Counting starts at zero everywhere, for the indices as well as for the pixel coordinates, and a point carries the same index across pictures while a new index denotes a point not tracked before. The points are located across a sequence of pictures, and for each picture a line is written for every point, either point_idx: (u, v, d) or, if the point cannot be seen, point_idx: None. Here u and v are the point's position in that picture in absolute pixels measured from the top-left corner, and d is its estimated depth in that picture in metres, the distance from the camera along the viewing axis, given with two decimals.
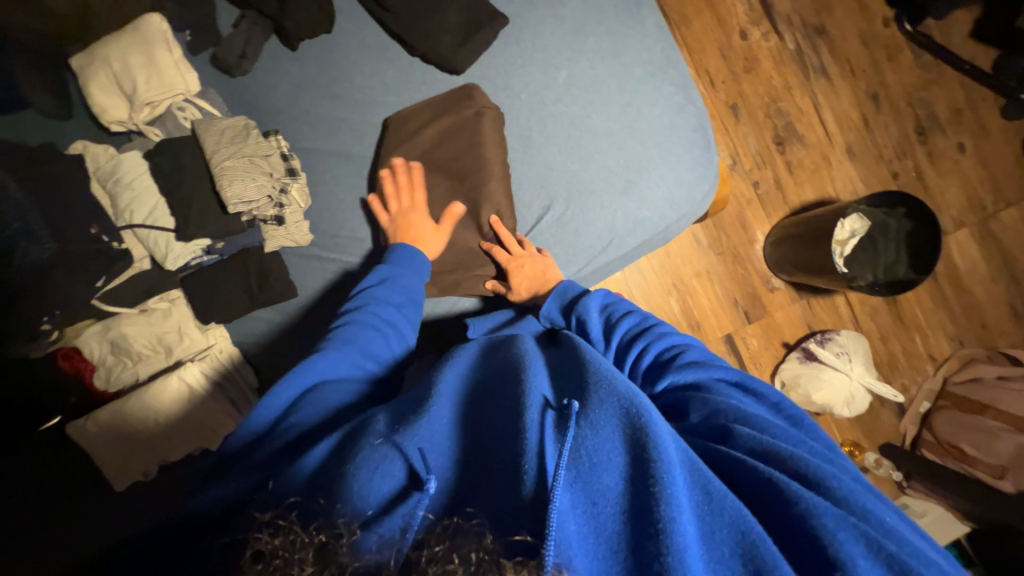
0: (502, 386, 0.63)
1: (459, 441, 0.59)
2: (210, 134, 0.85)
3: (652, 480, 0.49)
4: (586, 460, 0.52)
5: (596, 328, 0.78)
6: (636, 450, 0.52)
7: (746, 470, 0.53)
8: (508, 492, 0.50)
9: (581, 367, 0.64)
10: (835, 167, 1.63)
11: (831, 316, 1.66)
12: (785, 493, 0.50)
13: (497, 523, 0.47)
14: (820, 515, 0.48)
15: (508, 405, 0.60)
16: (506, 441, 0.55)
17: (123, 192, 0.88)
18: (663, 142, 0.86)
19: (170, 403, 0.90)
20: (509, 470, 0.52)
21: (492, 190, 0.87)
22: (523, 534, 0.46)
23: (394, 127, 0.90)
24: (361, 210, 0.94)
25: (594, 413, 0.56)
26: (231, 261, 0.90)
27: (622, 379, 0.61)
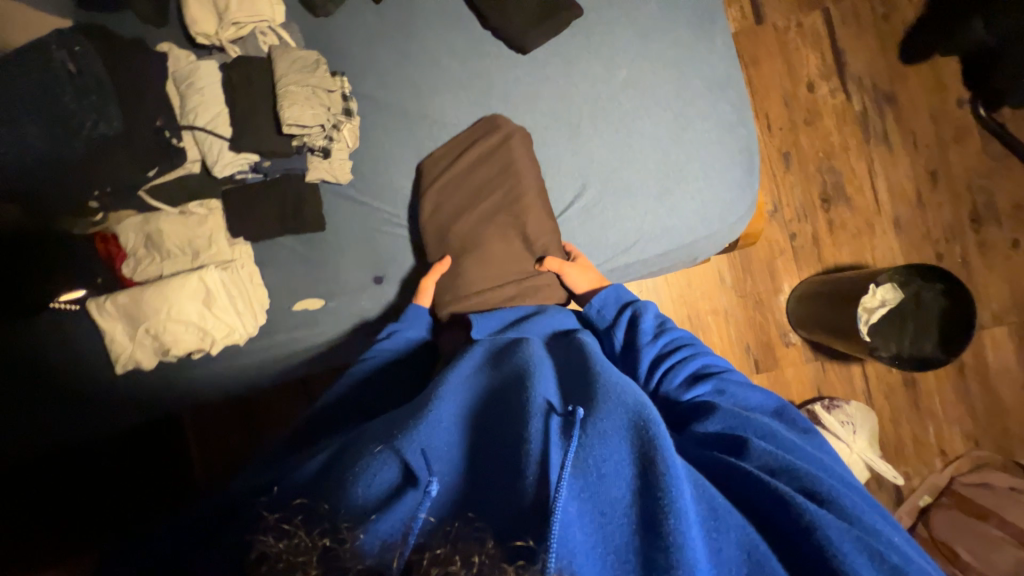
0: (508, 391, 0.64)
1: (462, 442, 0.59)
2: (281, 59, 0.84)
3: (657, 486, 0.49)
4: (592, 467, 0.52)
5: (646, 324, 0.80)
6: (642, 460, 0.52)
7: (760, 491, 0.53)
8: (513, 493, 0.50)
9: (589, 378, 0.65)
10: (878, 235, 1.59)
11: (843, 385, 1.60)
12: (794, 508, 0.50)
13: (499, 529, 0.47)
14: (826, 527, 0.48)
15: (513, 408, 0.60)
16: (513, 445, 0.55)
17: (193, 96, 0.84)
18: (708, 156, 0.85)
19: (186, 298, 0.86)
20: (514, 477, 0.52)
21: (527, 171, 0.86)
22: (525, 541, 0.45)
23: (449, 90, 0.91)
24: (395, 166, 0.93)
25: (601, 421, 0.57)
26: (273, 184, 0.90)
27: (630, 391, 0.62)
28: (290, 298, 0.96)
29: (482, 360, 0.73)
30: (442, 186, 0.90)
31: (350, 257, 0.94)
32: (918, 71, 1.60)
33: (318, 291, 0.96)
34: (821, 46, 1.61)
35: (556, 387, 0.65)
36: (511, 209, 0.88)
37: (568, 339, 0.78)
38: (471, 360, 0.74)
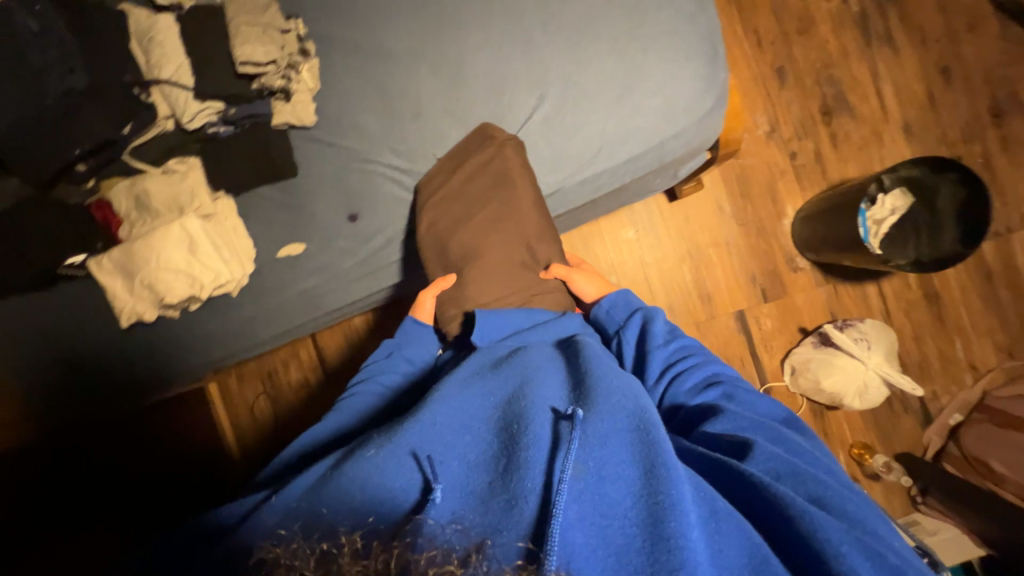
0: (509, 395, 0.65)
1: (467, 440, 0.60)
2: (236, 6, 0.89)
3: (661, 493, 0.49)
4: (593, 468, 0.52)
5: (660, 329, 0.82)
6: (644, 465, 0.53)
7: (763, 493, 0.53)
8: (511, 500, 0.50)
9: (591, 380, 0.66)
10: (887, 144, 1.50)
11: (858, 306, 1.53)
12: (796, 509, 0.51)
13: (497, 530, 0.47)
14: (828, 529, 0.49)
15: (516, 411, 0.61)
16: (513, 448, 0.56)
17: (154, 50, 0.87)
18: (667, 49, 0.83)
19: (172, 247, 0.92)
20: (516, 479, 0.52)
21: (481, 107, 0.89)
22: (528, 544, 0.45)
23: (400, 19, 0.91)
24: (355, 102, 0.94)
25: (601, 423, 0.57)
26: (242, 133, 0.93)
27: (631, 395, 0.62)
28: (273, 245, 0.99)
29: (485, 363, 0.74)
30: (405, 120, 0.93)
31: (323, 198, 0.96)
32: None
33: (297, 235, 0.98)
34: None
35: (557, 390, 0.66)
36: (476, 127, 0.89)
37: (569, 343, 0.78)
38: (475, 361, 0.75)
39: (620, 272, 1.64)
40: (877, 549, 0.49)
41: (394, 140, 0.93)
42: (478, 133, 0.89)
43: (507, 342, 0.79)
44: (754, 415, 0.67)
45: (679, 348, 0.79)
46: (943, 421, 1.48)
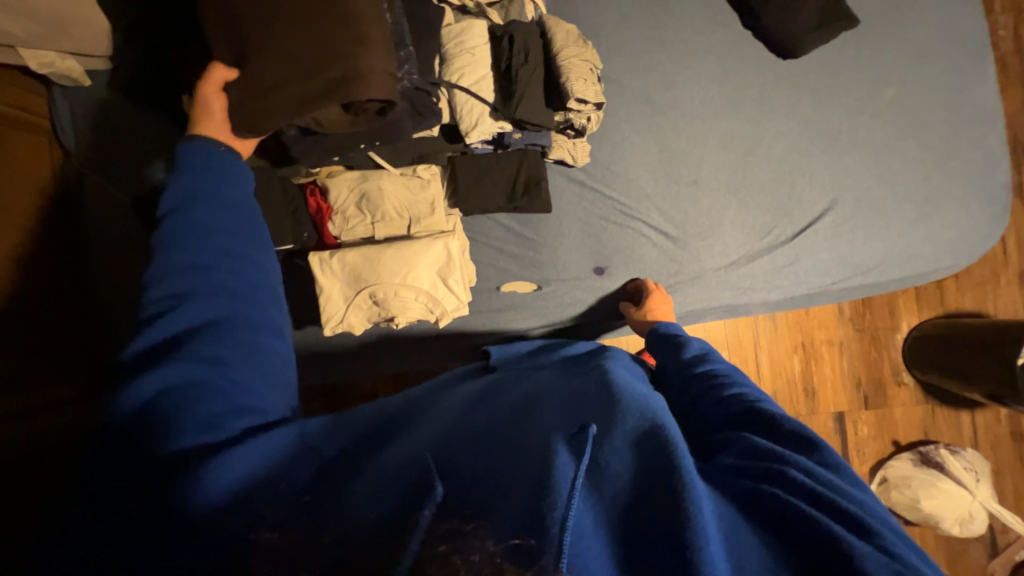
0: (522, 402, 0.51)
1: (469, 432, 0.47)
2: (558, 28, 0.79)
3: (681, 509, 0.39)
4: (608, 482, 0.41)
5: (690, 352, 0.73)
6: (643, 476, 0.42)
7: (807, 525, 0.43)
8: (503, 496, 0.39)
9: (613, 387, 0.51)
10: (1002, 286, 1.60)
11: (951, 431, 1.61)
12: (831, 534, 0.41)
13: (502, 527, 0.36)
14: (862, 556, 0.40)
15: (523, 417, 0.48)
16: (505, 457, 0.42)
17: (463, 55, 0.78)
18: (970, 187, 0.84)
19: (420, 264, 0.81)
20: (526, 484, 0.40)
21: (757, 183, 0.87)
22: (525, 538, 0.35)
23: (701, 86, 0.89)
24: (635, 157, 0.89)
25: (615, 433, 0.44)
26: (510, 157, 0.86)
27: (643, 396, 0.50)
28: (508, 277, 0.91)
29: (494, 378, 0.60)
30: (685, 185, 0.89)
31: (575, 242, 0.90)
32: None
33: (532, 275, 0.91)
34: None
35: (567, 395, 0.52)
36: (763, 214, 0.87)
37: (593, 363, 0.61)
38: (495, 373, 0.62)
39: (734, 350, 1.61)
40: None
41: (665, 203, 0.89)
42: (762, 218, 0.87)
43: (530, 365, 0.66)
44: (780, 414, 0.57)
45: (710, 370, 0.68)
46: (1012, 554, 1.55)
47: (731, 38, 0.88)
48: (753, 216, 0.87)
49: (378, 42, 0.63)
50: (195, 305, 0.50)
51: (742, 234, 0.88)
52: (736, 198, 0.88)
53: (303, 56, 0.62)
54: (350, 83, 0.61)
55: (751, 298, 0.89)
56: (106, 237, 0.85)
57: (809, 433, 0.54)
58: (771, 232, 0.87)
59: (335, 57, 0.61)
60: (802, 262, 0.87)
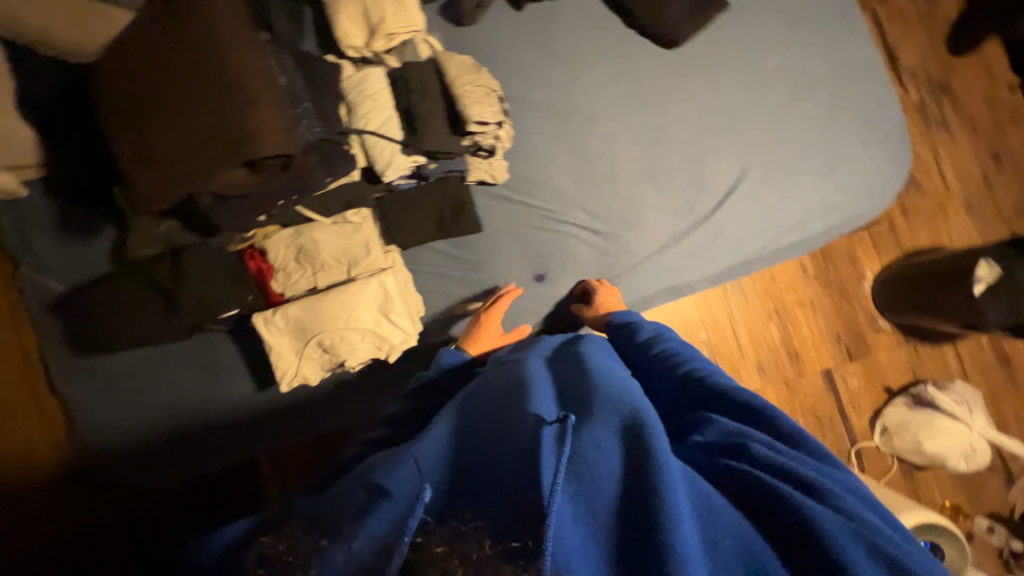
0: (506, 402, 0.54)
1: (460, 440, 0.51)
2: (450, 62, 0.84)
3: (653, 492, 0.43)
4: (586, 471, 0.45)
5: (643, 336, 0.75)
6: (628, 464, 0.46)
7: (775, 495, 0.46)
8: (502, 495, 0.44)
9: (590, 379, 0.55)
10: (951, 218, 1.64)
11: (939, 366, 1.61)
12: (792, 501, 0.45)
13: (495, 526, 0.42)
14: (822, 519, 0.43)
15: (507, 417, 0.52)
16: (495, 463, 0.47)
17: (365, 102, 0.82)
18: (867, 133, 0.88)
19: (362, 307, 0.82)
20: (514, 488, 0.44)
21: (671, 168, 0.91)
22: (522, 540, 0.40)
23: (599, 88, 0.94)
24: (551, 165, 0.93)
25: (592, 422, 0.48)
26: (433, 187, 0.89)
27: (617, 382, 0.54)
28: (453, 300, 0.93)
29: (473, 381, 0.64)
30: (603, 182, 0.92)
31: (511, 255, 0.93)
32: (967, 62, 1.66)
33: (478, 294, 0.93)
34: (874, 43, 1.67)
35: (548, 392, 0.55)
36: (681, 195, 0.91)
37: (570, 349, 0.65)
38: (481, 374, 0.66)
39: (711, 329, 1.63)
40: (865, 535, 0.42)
41: (589, 202, 0.92)
42: (681, 199, 0.91)
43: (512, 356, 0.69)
44: (743, 390, 0.60)
45: (663, 349, 0.71)
46: None
47: (616, 40, 0.94)
48: (672, 199, 0.91)
49: (266, 101, 0.68)
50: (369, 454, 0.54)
51: (668, 220, 0.91)
52: (652, 184, 0.92)
53: (202, 128, 0.67)
54: (248, 145, 0.66)
55: (690, 277, 0.92)
56: (74, 326, 0.89)
57: (760, 401, 0.57)
58: (693, 211, 0.91)
59: (230, 124, 0.66)
60: (727, 234, 0.90)
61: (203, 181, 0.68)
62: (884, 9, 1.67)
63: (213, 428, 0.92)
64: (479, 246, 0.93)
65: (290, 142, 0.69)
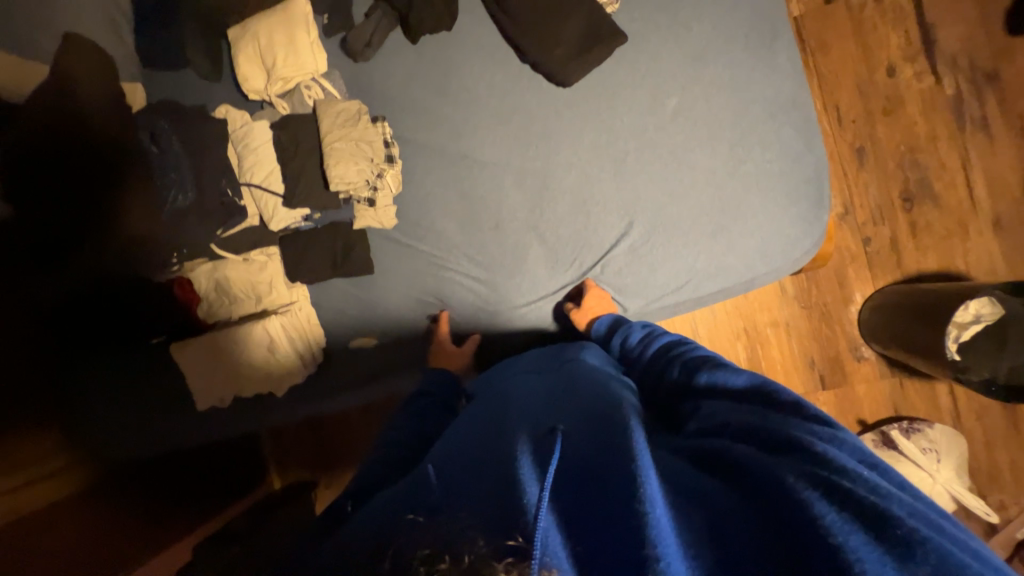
0: (490, 435, 0.56)
1: (463, 450, 0.55)
2: (326, 114, 0.86)
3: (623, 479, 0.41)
4: (561, 482, 0.44)
5: (638, 336, 0.78)
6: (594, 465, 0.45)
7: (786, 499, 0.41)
8: (492, 508, 0.43)
9: (578, 395, 0.60)
10: (972, 237, 1.40)
11: (925, 404, 1.45)
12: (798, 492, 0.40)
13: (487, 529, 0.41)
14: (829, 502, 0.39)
15: (499, 432, 0.56)
16: (486, 478, 0.48)
17: (247, 157, 0.87)
18: (768, 189, 0.79)
19: (254, 345, 0.94)
20: (493, 486, 0.45)
21: (557, 217, 0.88)
22: (516, 538, 0.38)
23: (490, 128, 0.90)
24: (438, 209, 0.93)
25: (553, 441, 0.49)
26: (323, 232, 0.93)
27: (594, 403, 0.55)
28: (344, 337, 1.00)
29: (470, 411, 0.68)
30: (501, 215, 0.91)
31: (398, 297, 0.97)
32: None
33: (367, 331, 0.99)
34: (906, 22, 1.39)
35: (536, 407, 0.60)
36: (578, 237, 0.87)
37: (563, 368, 0.71)
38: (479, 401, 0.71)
39: None
40: (862, 504, 0.38)
41: (473, 249, 0.92)
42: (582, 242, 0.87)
43: (508, 380, 0.74)
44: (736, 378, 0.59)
45: (664, 352, 0.71)
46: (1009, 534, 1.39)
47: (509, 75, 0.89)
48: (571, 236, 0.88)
49: (137, 203, 0.87)
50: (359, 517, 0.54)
51: (551, 269, 0.90)
52: (537, 235, 0.89)
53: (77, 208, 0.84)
54: (108, 232, 0.87)
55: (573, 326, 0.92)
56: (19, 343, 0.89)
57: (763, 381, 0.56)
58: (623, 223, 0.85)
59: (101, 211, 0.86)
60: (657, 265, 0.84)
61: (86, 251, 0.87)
62: None
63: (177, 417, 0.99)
64: (367, 285, 0.97)
65: (151, 225, 0.88)
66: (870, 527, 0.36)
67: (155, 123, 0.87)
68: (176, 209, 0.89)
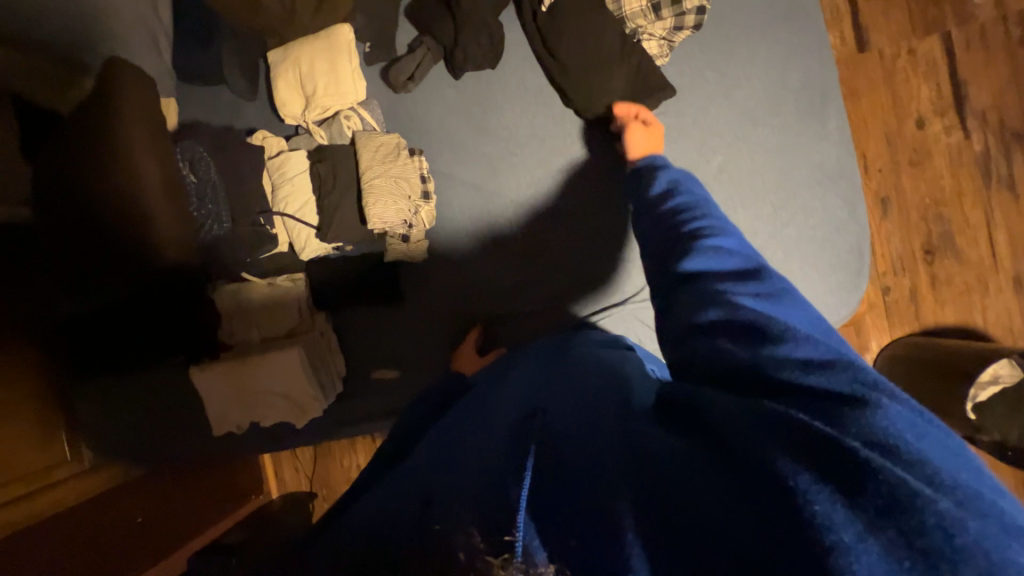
0: (473, 426, 0.52)
1: (453, 445, 0.50)
2: (366, 148, 0.85)
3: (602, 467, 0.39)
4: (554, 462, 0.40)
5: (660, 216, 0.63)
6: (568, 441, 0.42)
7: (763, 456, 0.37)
8: (469, 484, 0.41)
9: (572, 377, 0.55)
10: (991, 293, 1.40)
11: None
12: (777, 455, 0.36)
13: (476, 513, 0.37)
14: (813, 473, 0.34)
15: (488, 421, 0.52)
16: (469, 458, 0.45)
17: (284, 186, 0.86)
18: (809, 256, 0.78)
19: (275, 373, 0.92)
20: (483, 474, 0.41)
21: None
22: (511, 532, 0.34)
23: (528, 169, 0.91)
24: (472, 245, 0.93)
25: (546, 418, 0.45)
26: (357, 262, 0.93)
27: (590, 386, 0.51)
28: (367, 367, 0.99)
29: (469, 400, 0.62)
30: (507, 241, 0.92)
31: (423, 330, 0.96)
32: None
33: (390, 362, 0.98)
34: (938, 76, 1.39)
35: (529, 390, 0.55)
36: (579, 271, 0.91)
37: (569, 351, 0.66)
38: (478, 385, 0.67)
39: None
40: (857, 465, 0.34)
41: (504, 288, 0.92)
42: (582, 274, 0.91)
43: (511, 369, 0.66)
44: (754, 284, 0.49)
45: (682, 230, 0.58)
46: None
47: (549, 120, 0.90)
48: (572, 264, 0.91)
49: (162, 215, 0.82)
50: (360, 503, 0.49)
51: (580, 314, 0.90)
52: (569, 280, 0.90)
53: (108, 229, 0.80)
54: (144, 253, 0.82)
55: None
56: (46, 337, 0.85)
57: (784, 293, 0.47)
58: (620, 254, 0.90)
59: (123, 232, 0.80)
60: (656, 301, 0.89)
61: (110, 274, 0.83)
62: (958, 32, 1.38)
63: (186, 416, 0.99)
64: (393, 316, 0.97)
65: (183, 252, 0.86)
66: (866, 507, 0.32)
67: (193, 149, 0.88)
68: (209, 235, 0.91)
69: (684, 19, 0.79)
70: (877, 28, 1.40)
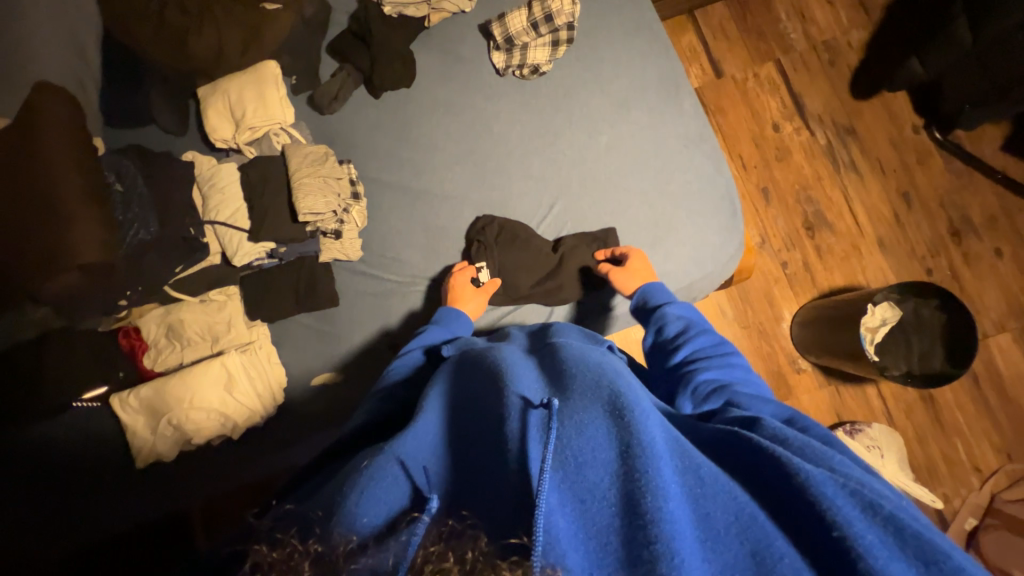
0: (488, 399, 0.60)
1: (476, 441, 0.56)
2: (295, 155, 0.92)
3: (638, 472, 0.46)
4: (571, 458, 0.49)
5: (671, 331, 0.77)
6: (622, 447, 0.49)
7: (777, 474, 0.48)
8: (502, 490, 0.49)
9: (569, 367, 0.61)
10: (865, 256, 1.64)
11: (862, 407, 1.57)
12: (790, 467, 0.47)
13: (492, 525, 0.46)
14: (821, 486, 0.45)
15: (491, 403, 0.59)
16: (500, 453, 0.52)
17: (214, 195, 0.90)
18: (691, 205, 0.93)
19: (208, 387, 0.89)
20: (515, 486, 0.48)
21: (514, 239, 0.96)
22: (522, 538, 0.43)
23: (447, 167, 1.00)
24: (404, 239, 0.99)
25: (578, 411, 0.53)
26: (289, 266, 0.95)
27: (605, 374, 0.58)
28: (309, 373, 0.97)
29: (451, 370, 0.70)
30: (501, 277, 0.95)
31: (363, 323, 0.98)
32: (872, 106, 1.70)
33: (333, 363, 0.97)
34: (779, 91, 1.73)
35: (537, 377, 0.63)
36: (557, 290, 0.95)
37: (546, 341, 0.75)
38: (467, 367, 0.70)
39: None
40: (867, 499, 0.45)
41: (439, 274, 0.98)
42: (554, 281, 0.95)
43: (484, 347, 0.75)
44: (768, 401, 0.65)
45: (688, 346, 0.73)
46: (960, 526, 1.47)
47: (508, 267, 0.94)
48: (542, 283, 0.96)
49: (81, 220, 0.76)
50: (384, 456, 0.56)
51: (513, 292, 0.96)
52: None
53: (22, 239, 0.73)
54: (59, 254, 0.74)
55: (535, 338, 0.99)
56: None
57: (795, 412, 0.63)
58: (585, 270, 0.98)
59: (37, 238, 0.73)
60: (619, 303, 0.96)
61: (23, 284, 0.75)
62: (786, 59, 1.74)
63: (100, 461, 0.93)
64: (333, 316, 0.98)
65: (105, 253, 0.78)
66: (870, 521, 0.44)
67: (120, 164, 0.86)
68: (137, 243, 0.85)
69: (559, 33, 0.97)
70: (726, 60, 1.75)
